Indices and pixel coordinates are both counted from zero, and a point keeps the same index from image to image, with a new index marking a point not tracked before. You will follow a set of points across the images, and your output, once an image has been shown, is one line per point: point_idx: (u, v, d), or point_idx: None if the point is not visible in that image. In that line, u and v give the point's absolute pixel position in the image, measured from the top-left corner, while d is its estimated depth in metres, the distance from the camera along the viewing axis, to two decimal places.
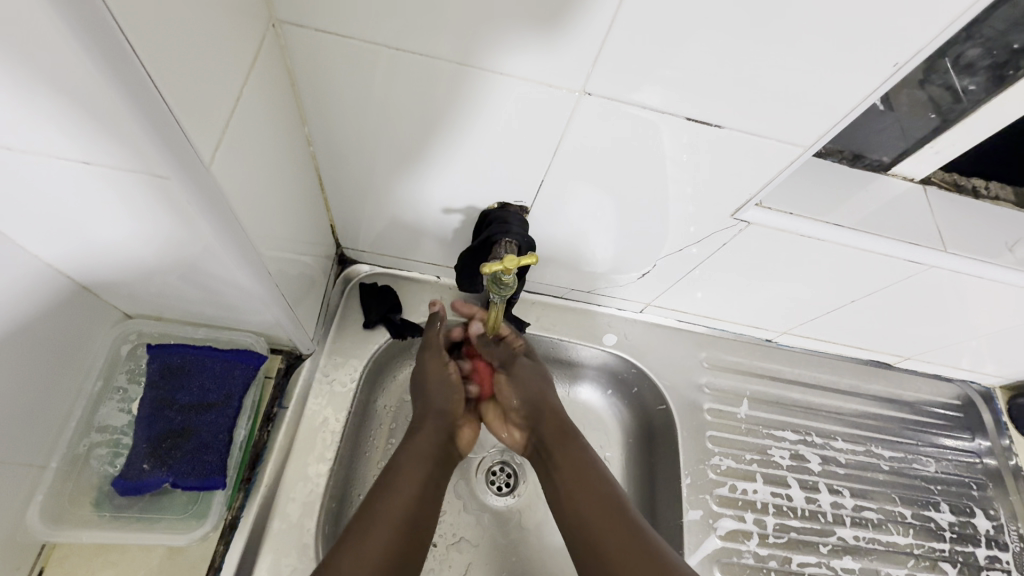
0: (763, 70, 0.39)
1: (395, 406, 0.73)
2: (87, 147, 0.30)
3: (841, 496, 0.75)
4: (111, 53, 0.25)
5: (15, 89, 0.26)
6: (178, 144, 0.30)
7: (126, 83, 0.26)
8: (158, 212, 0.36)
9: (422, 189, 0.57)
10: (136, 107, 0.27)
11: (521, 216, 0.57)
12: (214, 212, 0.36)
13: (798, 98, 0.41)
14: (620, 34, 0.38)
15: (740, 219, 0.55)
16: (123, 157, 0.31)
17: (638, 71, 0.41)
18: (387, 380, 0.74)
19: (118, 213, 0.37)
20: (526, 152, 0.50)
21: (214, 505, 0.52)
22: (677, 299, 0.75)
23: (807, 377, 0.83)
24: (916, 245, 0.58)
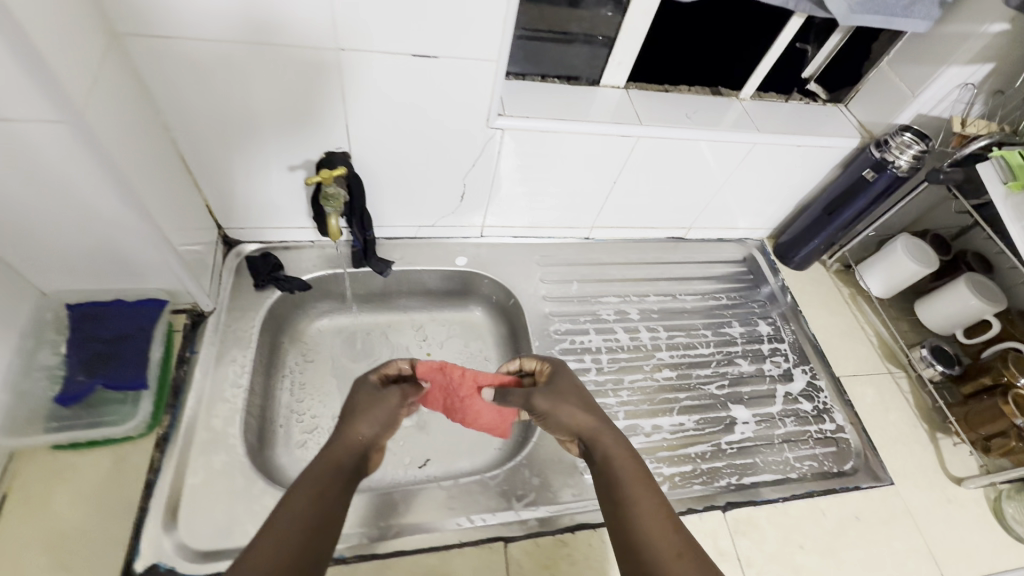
0: (443, 15, 0.63)
1: (302, 361, 0.95)
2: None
3: (656, 331, 1.00)
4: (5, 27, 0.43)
5: None
6: (54, 90, 0.49)
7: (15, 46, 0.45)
8: (51, 156, 0.54)
9: (265, 153, 0.76)
10: (25, 65, 0.46)
11: (347, 159, 0.78)
12: (91, 150, 0.54)
13: (470, 26, 0.65)
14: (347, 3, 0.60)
15: (496, 128, 0.79)
16: (20, 108, 0.49)
17: (368, 29, 0.63)
18: (291, 340, 0.96)
19: (23, 166, 0.54)
20: (324, 104, 0.71)
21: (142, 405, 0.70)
22: (501, 217, 0.99)
23: (621, 258, 1.08)
24: (620, 123, 0.84)
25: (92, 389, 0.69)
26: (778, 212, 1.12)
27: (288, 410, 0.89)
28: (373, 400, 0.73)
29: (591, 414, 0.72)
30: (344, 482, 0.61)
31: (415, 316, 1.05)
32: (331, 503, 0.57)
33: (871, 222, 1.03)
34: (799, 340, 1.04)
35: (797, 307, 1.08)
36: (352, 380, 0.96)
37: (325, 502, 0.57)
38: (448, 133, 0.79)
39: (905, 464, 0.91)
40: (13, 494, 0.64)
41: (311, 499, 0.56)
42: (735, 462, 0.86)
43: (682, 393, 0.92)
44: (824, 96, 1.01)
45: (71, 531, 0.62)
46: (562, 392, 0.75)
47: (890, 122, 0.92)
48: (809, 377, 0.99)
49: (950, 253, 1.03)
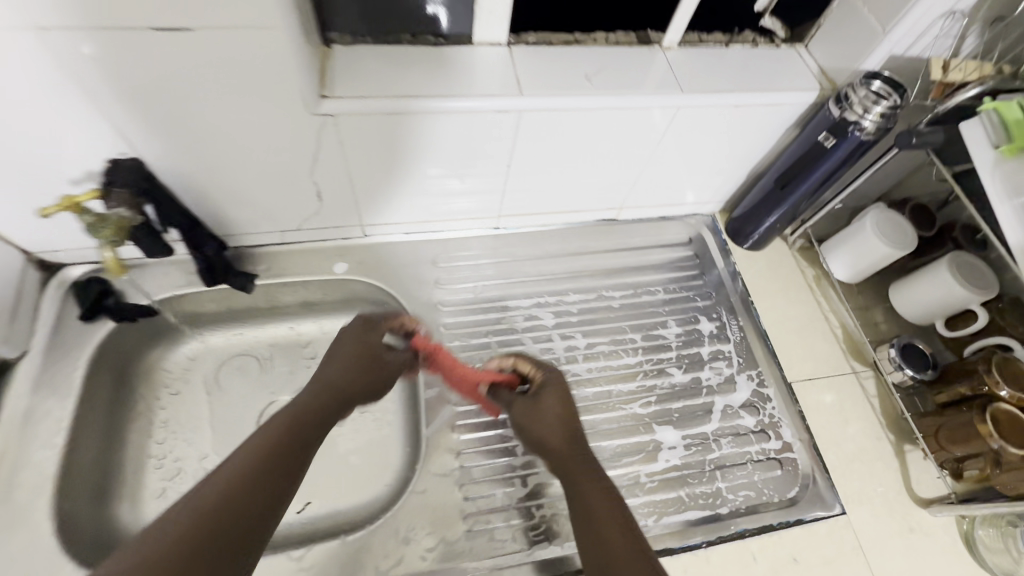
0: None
1: (168, 397, 0.83)
2: None
3: (574, 340, 0.85)
4: None
5: None
6: None
7: None
8: None
9: (33, 169, 0.61)
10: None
11: (134, 166, 0.62)
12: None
13: None
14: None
15: (320, 114, 0.61)
16: None
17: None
18: (142, 375, 0.82)
19: None
20: (71, 102, 0.54)
21: None
22: (381, 214, 0.82)
23: (539, 250, 0.92)
24: (494, 95, 0.65)
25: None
26: (728, 183, 0.93)
27: (144, 457, 0.78)
28: (365, 350, 0.65)
29: (577, 447, 0.61)
30: (282, 473, 0.52)
31: (302, 332, 0.91)
32: (256, 501, 0.49)
33: (839, 192, 0.83)
34: (748, 337, 0.88)
35: (747, 294, 0.92)
36: (223, 414, 0.84)
37: (248, 495, 0.49)
38: (260, 123, 0.61)
39: (861, 488, 0.77)
40: None
41: (228, 487, 0.48)
42: (655, 499, 0.73)
43: (597, 418, 0.78)
44: (782, 34, 0.79)
45: None
46: (545, 407, 0.64)
47: (856, 68, 0.72)
48: (756, 385, 0.84)
49: (934, 229, 0.84)
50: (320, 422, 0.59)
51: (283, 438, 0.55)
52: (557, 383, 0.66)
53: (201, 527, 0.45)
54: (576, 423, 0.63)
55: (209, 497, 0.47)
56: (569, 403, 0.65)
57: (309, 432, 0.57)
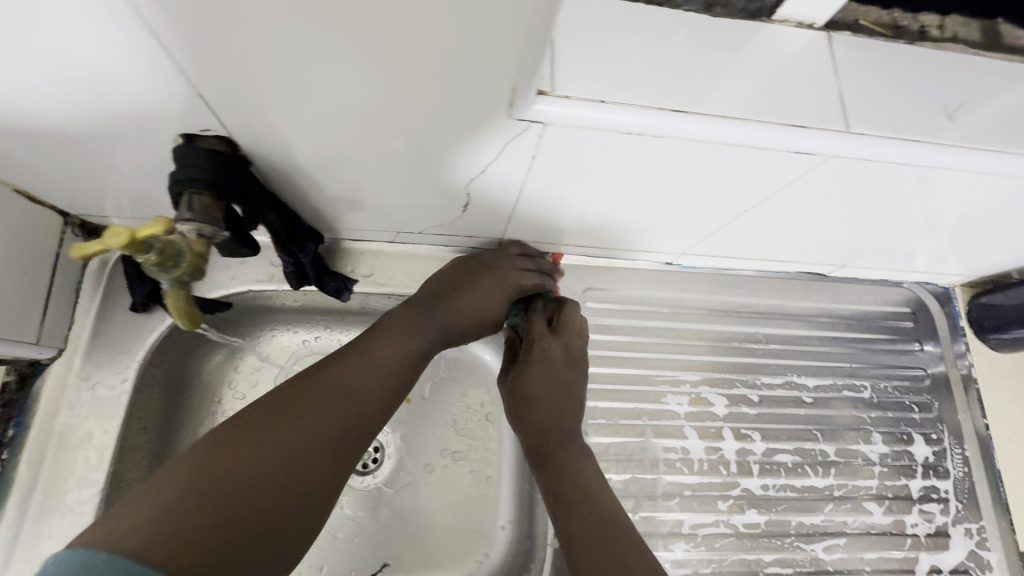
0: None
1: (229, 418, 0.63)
2: None
3: (750, 441, 0.64)
4: None
5: None
6: None
7: None
8: None
9: (72, 134, 0.40)
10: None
11: (220, 151, 0.40)
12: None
13: None
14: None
15: (523, 119, 0.37)
16: None
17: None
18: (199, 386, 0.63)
19: None
20: (136, 56, 0.32)
21: None
22: (534, 232, 0.59)
23: (719, 303, 0.69)
24: (805, 129, 0.39)
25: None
26: (1005, 261, 0.66)
27: None
28: (501, 291, 0.59)
29: (567, 430, 0.56)
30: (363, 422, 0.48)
31: None
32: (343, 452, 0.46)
33: None
34: (974, 475, 0.66)
35: (982, 406, 0.69)
36: None
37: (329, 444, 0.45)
38: (427, 112, 0.37)
39: None
40: None
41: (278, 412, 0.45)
42: None
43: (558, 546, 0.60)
44: None
45: None
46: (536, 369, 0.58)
47: None
48: (975, 545, 0.63)
49: None
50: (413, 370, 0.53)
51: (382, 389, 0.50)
52: (577, 328, 0.60)
53: (259, 454, 0.42)
54: (565, 399, 0.57)
55: (278, 434, 0.43)
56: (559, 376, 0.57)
57: (405, 381, 0.52)
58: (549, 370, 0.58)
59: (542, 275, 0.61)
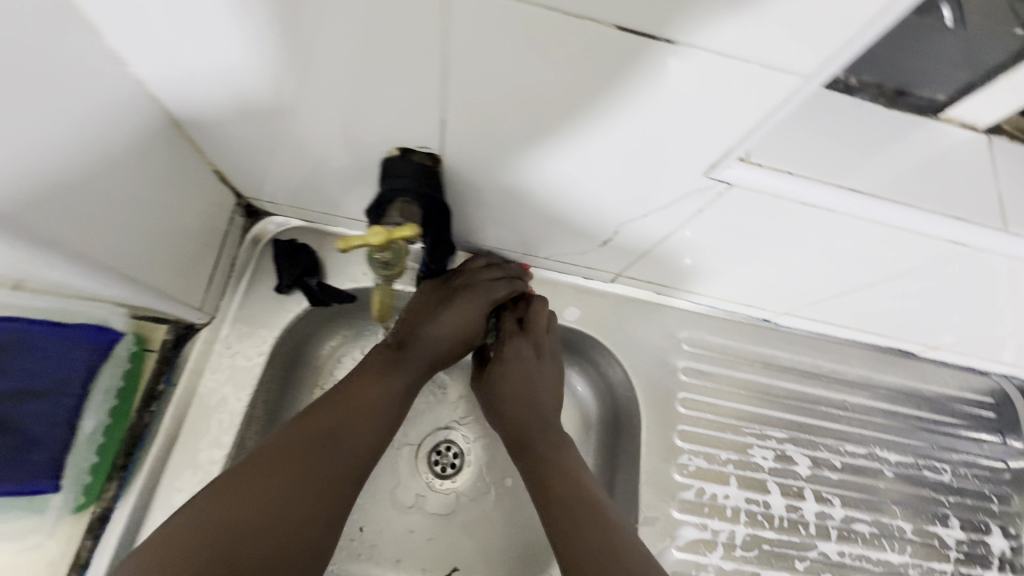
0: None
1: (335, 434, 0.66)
2: None
3: (830, 505, 0.66)
4: None
5: None
6: None
7: None
8: None
9: (302, 130, 0.45)
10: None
11: (430, 167, 0.44)
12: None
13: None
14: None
15: (716, 179, 0.41)
16: None
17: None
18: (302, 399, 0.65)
19: None
20: (410, 79, 0.36)
21: (56, 503, 0.47)
22: (653, 271, 0.63)
23: (812, 366, 0.71)
24: (962, 220, 0.42)
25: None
26: None
27: None
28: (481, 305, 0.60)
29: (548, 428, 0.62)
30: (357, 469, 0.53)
31: None
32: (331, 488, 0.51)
33: None
34: None
35: None
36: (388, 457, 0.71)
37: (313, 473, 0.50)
38: (628, 160, 0.41)
39: None
40: None
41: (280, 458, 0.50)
42: None
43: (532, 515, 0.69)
44: None
45: None
46: (514, 372, 0.63)
47: None
48: None
49: None
50: (400, 399, 0.58)
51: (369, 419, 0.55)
52: (545, 325, 0.64)
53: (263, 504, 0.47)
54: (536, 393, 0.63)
55: (265, 471, 0.49)
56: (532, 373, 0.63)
57: (392, 409, 0.56)
58: (522, 366, 0.63)
59: (510, 280, 0.61)
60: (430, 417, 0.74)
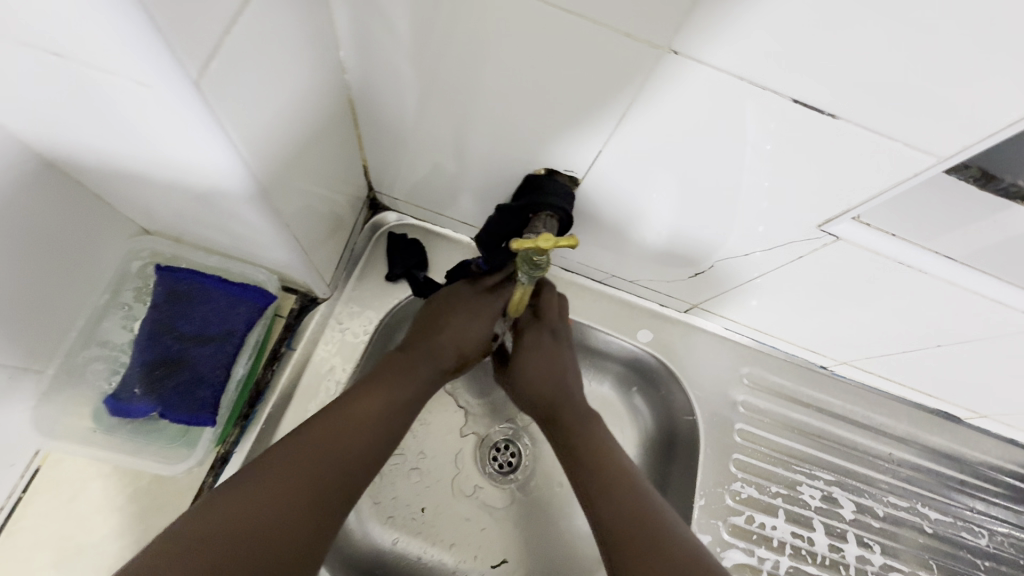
0: (919, 50, 0.30)
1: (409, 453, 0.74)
2: (85, 31, 0.24)
3: (870, 551, 0.69)
4: None
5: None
6: (171, 53, 0.25)
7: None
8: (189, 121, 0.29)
9: (460, 144, 0.51)
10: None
11: (569, 189, 0.50)
12: (219, 143, 0.31)
13: (926, 97, 0.33)
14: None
15: (826, 231, 0.47)
16: (117, 57, 0.25)
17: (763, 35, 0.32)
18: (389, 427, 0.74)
19: (147, 123, 0.31)
20: (583, 117, 0.42)
21: (202, 442, 0.50)
22: (730, 306, 0.68)
23: (862, 417, 0.75)
24: None
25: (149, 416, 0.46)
26: None
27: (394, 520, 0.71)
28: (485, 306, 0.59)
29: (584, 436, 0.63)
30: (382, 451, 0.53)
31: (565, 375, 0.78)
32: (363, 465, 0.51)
33: None
34: None
35: None
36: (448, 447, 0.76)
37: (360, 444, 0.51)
38: (750, 205, 0.47)
39: None
40: (46, 472, 0.50)
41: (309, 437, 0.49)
42: None
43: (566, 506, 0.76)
44: None
45: (86, 547, 0.49)
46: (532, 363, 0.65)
47: None
48: None
49: None
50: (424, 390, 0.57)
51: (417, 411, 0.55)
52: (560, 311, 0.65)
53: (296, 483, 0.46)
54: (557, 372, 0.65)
55: (295, 461, 0.47)
56: (551, 361, 0.65)
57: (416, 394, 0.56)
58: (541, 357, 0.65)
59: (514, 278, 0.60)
60: (490, 416, 0.79)
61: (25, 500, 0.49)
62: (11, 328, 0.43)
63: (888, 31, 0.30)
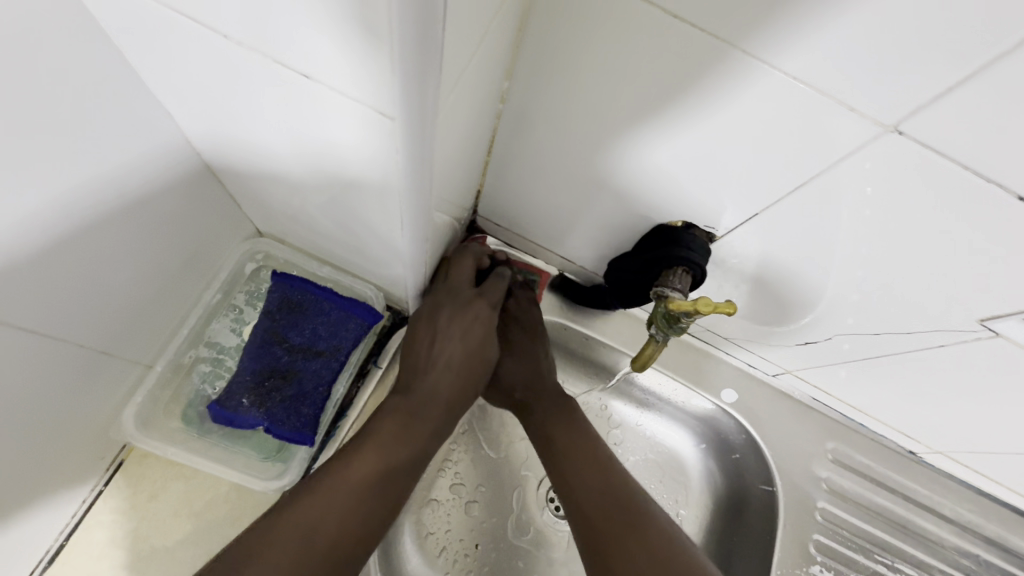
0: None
1: (450, 479, 0.70)
2: (343, 58, 0.23)
3: None
4: (422, 16, 0.19)
5: (359, 24, 0.21)
6: (420, 96, 0.23)
7: (414, 44, 0.20)
8: (396, 152, 0.28)
9: (595, 186, 0.49)
10: (392, 11, 0.19)
11: (705, 243, 0.48)
12: (417, 178, 0.30)
13: None
14: (1021, 59, 0.26)
15: (985, 326, 0.44)
16: (360, 84, 0.24)
17: (1013, 135, 0.29)
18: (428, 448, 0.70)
19: (345, 137, 0.29)
20: (752, 178, 0.40)
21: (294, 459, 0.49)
22: (826, 379, 0.65)
23: (948, 511, 0.70)
24: None
25: (254, 428, 0.47)
26: None
27: (434, 548, 0.67)
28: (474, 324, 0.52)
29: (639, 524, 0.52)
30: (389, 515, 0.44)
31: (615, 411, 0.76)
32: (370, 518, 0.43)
33: None
34: None
35: None
36: (500, 481, 0.72)
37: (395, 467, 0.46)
38: (906, 288, 0.44)
39: None
40: (129, 467, 0.49)
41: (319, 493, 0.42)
42: None
43: None
44: None
45: (161, 551, 0.47)
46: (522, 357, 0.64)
47: None
48: None
49: None
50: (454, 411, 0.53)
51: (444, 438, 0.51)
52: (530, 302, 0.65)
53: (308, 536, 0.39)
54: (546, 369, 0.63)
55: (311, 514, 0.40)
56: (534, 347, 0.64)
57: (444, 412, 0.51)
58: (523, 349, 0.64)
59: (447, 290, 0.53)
60: None
61: (105, 495, 0.48)
62: (129, 319, 0.42)
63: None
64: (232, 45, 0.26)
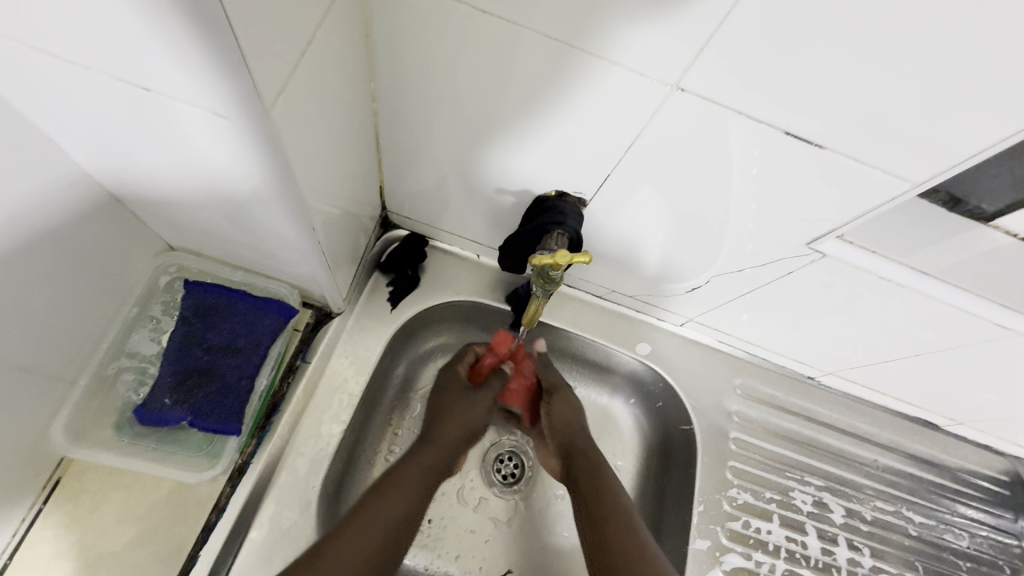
0: (902, 92, 0.34)
1: None
2: (172, 65, 0.27)
3: (860, 554, 0.74)
4: (209, 17, 0.24)
5: (173, 36, 0.25)
6: (242, 91, 0.28)
7: (219, 46, 0.25)
8: (248, 146, 0.32)
9: (476, 169, 0.54)
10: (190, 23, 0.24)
11: (577, 209, 0.54)
12: (276, 171, 0.35)
13: (894, 135, 0.37)
14: (747, 10, 0.32)
15: (815, 249, 0.51)
16: (194, 89, 0.29)
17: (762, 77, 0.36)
18: None
19: (207, 142, 0.34)
20: (596, 144, 0.46)
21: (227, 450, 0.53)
22: (722, 321, 0.72)
23: (847, 425, 0.79)
24: (998, 305, 0.53)
25: (180, 423, 0.50)
26: None
27: None
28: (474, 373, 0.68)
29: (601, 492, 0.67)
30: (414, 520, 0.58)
31: None
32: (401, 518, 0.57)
33: None
34: None
35: None
36: None
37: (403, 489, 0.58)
38: (746, 224, 0.51)
39: None
40: (66, 483, 0.51)
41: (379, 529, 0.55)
42: None
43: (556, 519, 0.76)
44: None
45: (107, 557, 0.50)
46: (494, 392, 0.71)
47: None
48: None
49: None
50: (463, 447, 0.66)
51: (436, 453, 0.62)
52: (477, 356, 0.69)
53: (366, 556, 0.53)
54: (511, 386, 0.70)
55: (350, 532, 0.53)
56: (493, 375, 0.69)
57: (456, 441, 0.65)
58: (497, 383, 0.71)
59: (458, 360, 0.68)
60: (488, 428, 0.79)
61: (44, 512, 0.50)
62: (42, 337, 0.44)
63: (873, 77, 0.34)
64: (88, 71, 0.30)
